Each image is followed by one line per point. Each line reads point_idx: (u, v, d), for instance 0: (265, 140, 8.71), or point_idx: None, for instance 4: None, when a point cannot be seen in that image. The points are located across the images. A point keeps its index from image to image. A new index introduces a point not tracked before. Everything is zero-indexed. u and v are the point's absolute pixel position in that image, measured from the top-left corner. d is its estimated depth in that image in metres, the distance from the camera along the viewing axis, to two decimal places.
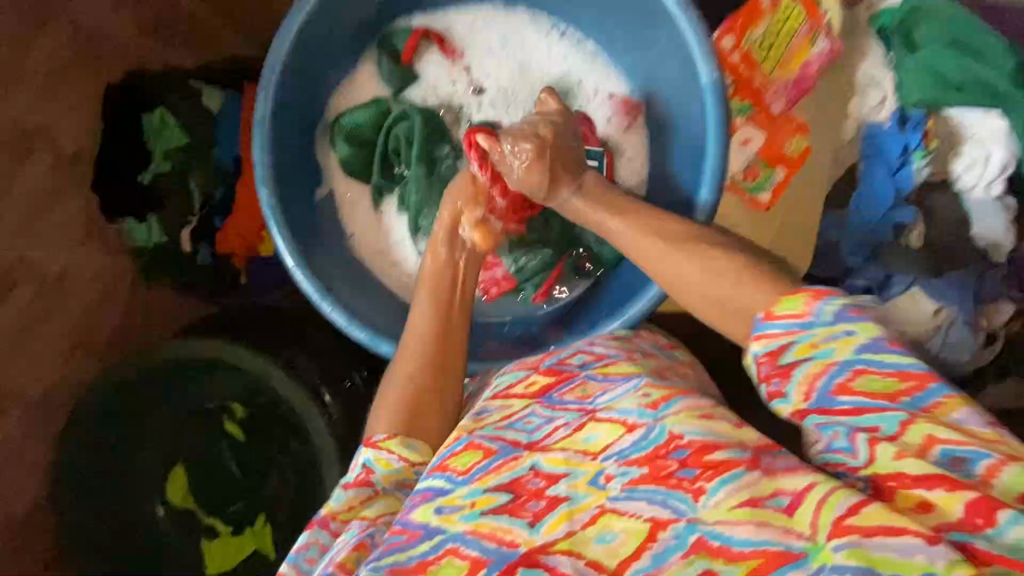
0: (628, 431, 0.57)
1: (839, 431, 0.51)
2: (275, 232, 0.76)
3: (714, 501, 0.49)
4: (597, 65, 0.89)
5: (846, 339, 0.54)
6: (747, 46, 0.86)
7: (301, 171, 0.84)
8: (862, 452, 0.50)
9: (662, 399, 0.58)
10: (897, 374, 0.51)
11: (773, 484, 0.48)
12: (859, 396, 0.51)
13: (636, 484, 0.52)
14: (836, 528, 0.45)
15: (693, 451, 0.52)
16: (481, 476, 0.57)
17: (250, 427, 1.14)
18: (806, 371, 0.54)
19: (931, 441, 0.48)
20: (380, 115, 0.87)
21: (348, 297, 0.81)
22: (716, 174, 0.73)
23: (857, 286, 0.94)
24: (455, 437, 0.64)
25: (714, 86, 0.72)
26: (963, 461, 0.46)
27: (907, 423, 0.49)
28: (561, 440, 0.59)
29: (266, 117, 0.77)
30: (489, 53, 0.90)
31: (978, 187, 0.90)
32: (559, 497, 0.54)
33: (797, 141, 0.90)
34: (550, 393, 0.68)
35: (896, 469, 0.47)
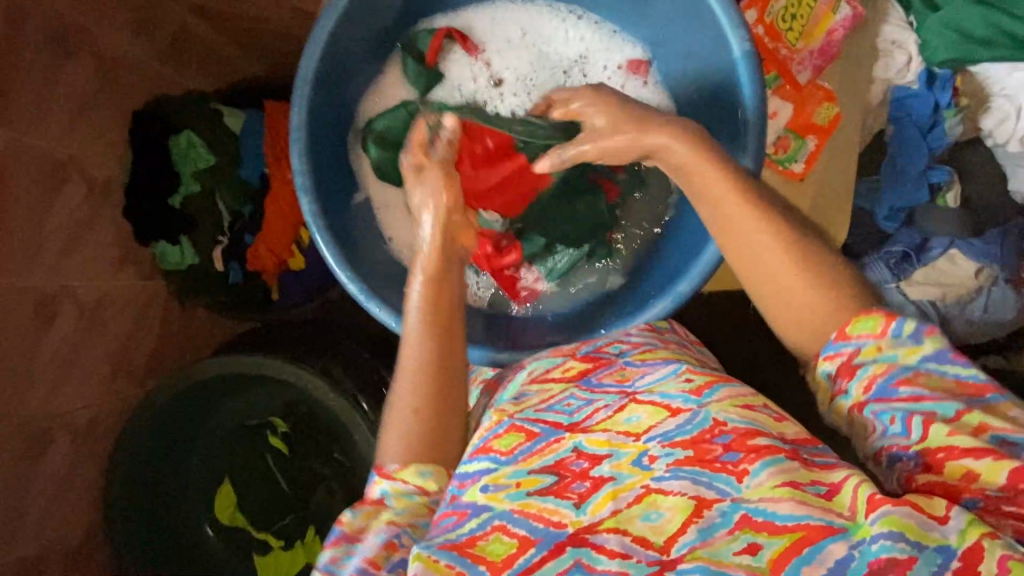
0: (672, 415, 0.54)
1: (896, 416, 0.50)
2: (319, 237, 0.77)
3: (757, 480, 0.47)
4: (616, 45, 0.89)
5: (913, 347, 0.52)
6: (771, 19, 0.86)
7: (337, 179, 0.84)
8: (916, 432, 0.48)
9: (705, 385, 0.56)
10: (957, 382, 0.50)
11: (811, 474, 0.47)
12: (920, 388, 0.50)
13: (680, 464, 0.50)
14: (869, 504, 0.43)
15: (737, 436, 0.50)
16: (526, 458, 0.54)
17: (295, 441, 1.16)
18: (870, 371, 0.52)
19: (986, 426, 0.47)
20: (409, 116, 0.87)
21: (393, 296, 0.81)
22: (757, 146, 0.72)
23: (895, 251, 0.95)
24: (494, 419, 0.60)
25: (748, 57, 0.72)
26: (1013, 444, 0.46)
27: (964, 409, 0.48)
28: (602, 421, 0.56)
29: (301, 125, 0.77)
30: (510, 46, 0.89)
31: (1012, 141, 0.91)
32: (604, 478, 0.51)
33: (826, 109, 0.88)
34: (588, 376, 0.64)
35: (948, 442, 0.47)
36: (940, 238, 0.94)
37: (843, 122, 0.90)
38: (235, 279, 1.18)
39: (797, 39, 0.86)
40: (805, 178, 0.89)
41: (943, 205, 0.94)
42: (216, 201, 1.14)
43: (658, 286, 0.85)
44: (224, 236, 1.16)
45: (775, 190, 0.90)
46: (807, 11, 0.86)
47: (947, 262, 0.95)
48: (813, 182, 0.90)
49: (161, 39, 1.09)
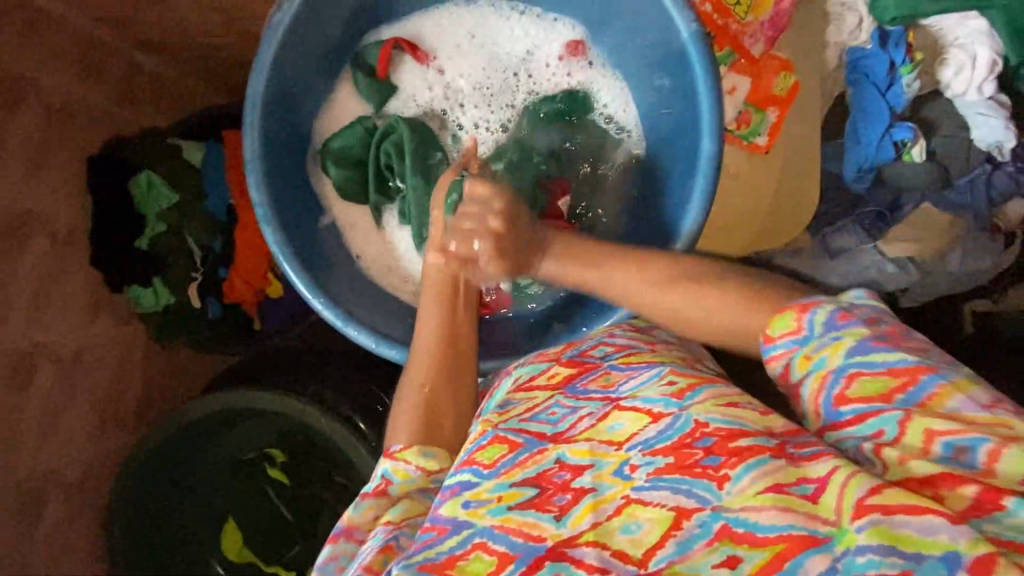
0: (653, 420, 0.53)
1: (850, 445, 0.48)
2: (286, 266, 0.75)
3: (739, 487, 0.46)
4: (566, 37, 0.86)
5: (835, 344, 0.50)
6: None
7: (299, 205, 0.82)
8: (874, 462, 0.46)
9: (687, 387, 0.55)
10: (889, 372, 0.47)
11: (798, 471, 0.46)
12: (857, 404, 0.48)
13: (659, 474, 0.49)
14: (857, 510, 0.42)
15: (719, 438, 0.49)
16: (507, 470, 0.53)
17: (294, 469, 1.15)
18: (810, 388, 0.51)
19: (931, 437, 0.44)
20: (366, 133, 0.85)
21: (370, 317, 0.80)
22: (715, 122, 0.71)
23: (868, 213, 0.96)
24: (478, 430, 0.59)
25: (695, 36, 0.71)
26: (966, 451, 0.43)
27: (905, 420, 0.46)
28: (585, 431, 0.55)
29: (256, 155, 0.75)
30: (460, 51, 0.87)
31: (971, 90, 0.90)
32: (585, 489, 0.50)
33: (783, 79, 0.87)
34: (573, 384, 0.63)
35: (905, 473, 0.44)
36: (911, 195, 0.95)
37: (801, 90, 0.88)
38: (214, 314, 1.16)
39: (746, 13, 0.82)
40: (770, 151, 0.89)
41: (909, 160, 0.92)
42: (185, 237, 1.13)
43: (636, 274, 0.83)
44: (198, 272, 1.14)
45: (740, 165, 0.89)
46: None
47: (920, 216, 0.96)
48: (776, 155, 0.89)
49: (110, 78, 1.07)
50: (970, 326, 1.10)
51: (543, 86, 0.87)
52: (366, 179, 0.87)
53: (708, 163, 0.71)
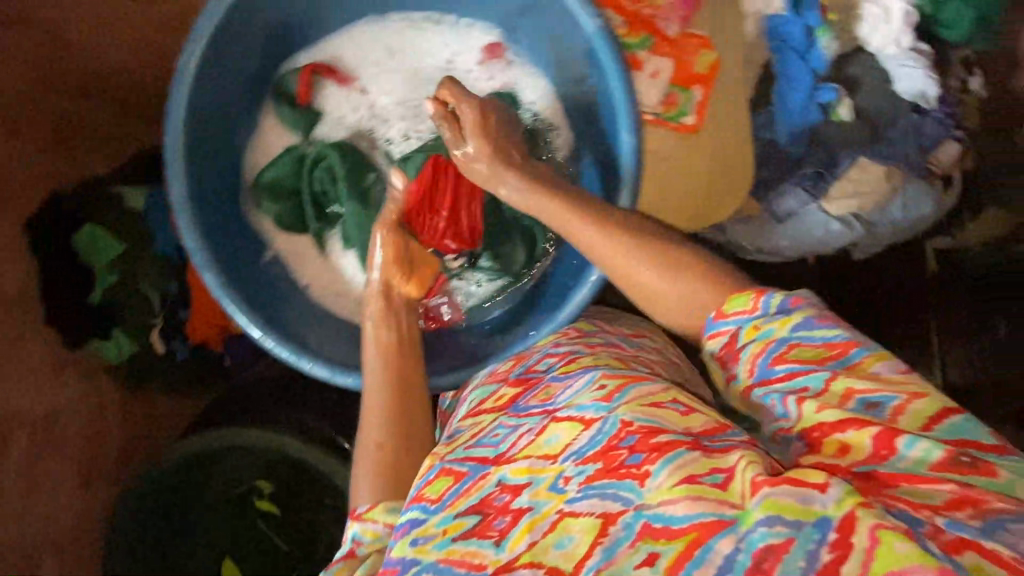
0: (585, 427, 0.54)
1: (776, 398, 0.53)
2: (234, 309, 0.75)
3: (657, 482, 0.47)
4: (483, 41, 0.86)
5: (784, 318, 0.55)
6: None
7: (239, 244, 0.82)
8: (793, 412, 0.52)
9: (616, 389, 0.57)
10: (825, 344, 0.53)
11: (710, 462, 0.48)
12: (792, 365, 0.53)
13: (591, 481, 0.50)
14: (753, 487, 0.45)
15: (641, 436, 0.51)
16: (453, 501, 0.54)
17: (282, 499, 1.15)
18: (750, 352, 0.55)
19: (851, 393, 0.50)
20: (296, 163, 0.84)
21: (325, 347, 0.80)
22: (630, 118, 0.72)
23: (807, 174, 0.98)
24: (427, 464, 0.60)
25: (602, 32, 0.71)
26: (876, 405, 0.50)
27: (830, 378, 0.51)
28: (523, 448, 0.56)
29: (185, 203, 0.74)
30: (379, 67, 0.86)
31: (888, 44, 0.92)
32: (522, 509, 0.51)
33: (704, 57, 0.88)
34: (516, 403, 0.66)
35: (819, 420, 0.50)
36: (847, 152, 0.96)
37: (724, 65, 0.89)
38: (183, 358, 1.17)
39: None
40: (699, 130, 0.89)
41: (838, 120, 0.94)
42: (139, 284, 1.12)
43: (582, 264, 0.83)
44: (157, 317, 1.14)
45: (666, 146, 0.90)
46: None
47: (858, 171, 0.97)
48: (705, 130, 0.90)
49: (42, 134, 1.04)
50: (935, 263, 1.16)
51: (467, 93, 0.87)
52: (304, 208, 0.86)
53: (631, 158, 0.73)
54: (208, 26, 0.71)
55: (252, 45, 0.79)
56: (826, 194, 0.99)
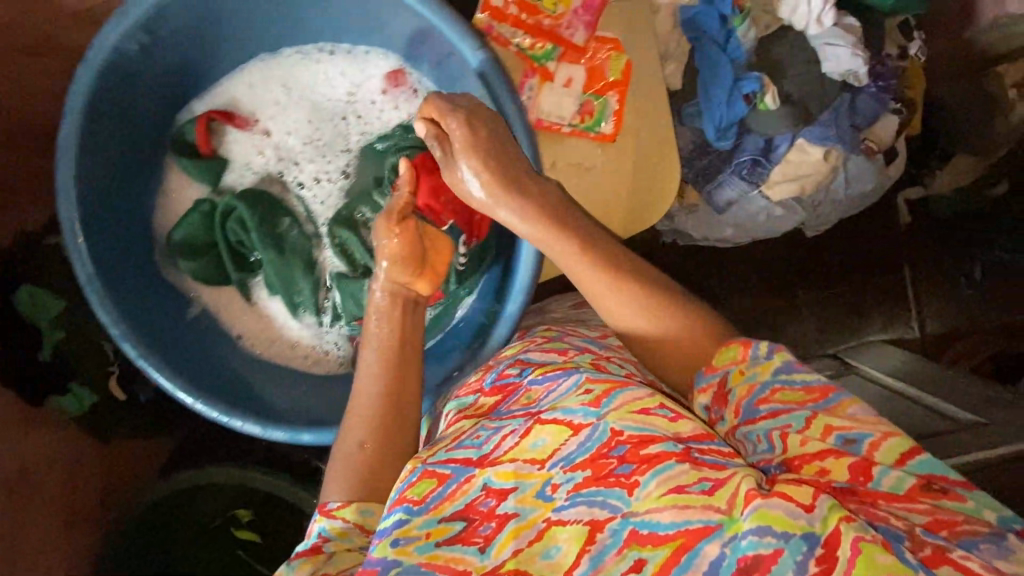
0: (574, 432, 0.52)
1: (759, 434, 0.52)
2: (158, 376, 0.73)
3: (646, 491, 0.47)
4: (382, 68, 0.82)
5: (764, 362, 0.55)
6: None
7: (158, 306, 0.80)
8: (776, 447, 0.51)
9: (603, 393, 0.54)
10: (805, 388, 0.53)
11: (698, 473, 0.47)
12: (775, 404, 0.53)
13: (578, 489, 0.49)
14: (745, 499, 0.44)
15: (632, 445, 0.50)
16: (437, 505, 0.52)
17: (260, 525, 1.19)
18: (736, 394, 0.55)
19: (830, 430, 0.50)
20: (206, 216, 0.83)
21: (258, 402, 0.80)
22: (531, 151, 0.70)
23: (744, 161, 0.95)
24: (408, 466, 0.55)
25: (486, 64, 0.69)
26: (854, 441, 0.49)
27: (810, 418, 0.51)
28: (509, 450, 0.53)
29: (92, 276, 0.71)
30: (279, 107, 0.83)
31: (811, 23, 0.86)
32: (508, 515, 0.50)
33: (615, 61, 0.84)
34: (497, 409, 0.63)
35: (801, 452, 0.50)
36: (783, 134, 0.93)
37: (637, 66, 0.85)
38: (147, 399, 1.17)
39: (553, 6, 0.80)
40: (617, 138, 0.85)
41: (765, 109, 0.90)
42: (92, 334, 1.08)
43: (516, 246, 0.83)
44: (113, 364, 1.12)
45: (592, 156, 0.86)
46: None
47: (797, 152, 0.94)
48: (624, 136, 0.86)
49: None
50: (907, 216, 1.26)
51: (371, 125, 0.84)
52: (222, 260, 0.84)
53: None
54: (78, 98, 0.67)
55: (139, 101, 0.75)
56: (765, 180, 0.97)
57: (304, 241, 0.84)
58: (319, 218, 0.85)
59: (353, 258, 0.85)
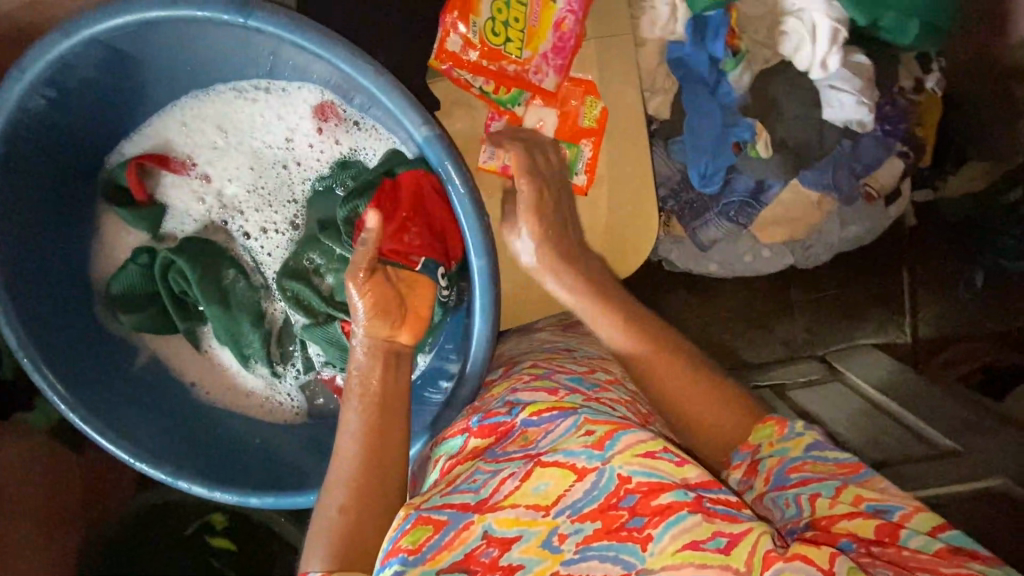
0: (579, 478, 0.50)
1: (788, 498, 0.51)
2: (100, 439, 0.71)
3: (659, 546, 0.46)
4: (325, 108, 0.73)
5: (797, 439, 0.55)
6: (478, 36, 0.68)
7: (98, 360, 0.76)
8: (804, 510, 0.50)
9: (606, 435, 0.52)
10: (838, 464, 0.53)
11: (712, 527, 0.46)
12: (806, 474, 0.52)
13: (588, 542, 0.47)
14: (766, 561, 0.45)
15: (642, 495, 0.48)
16: (433, 556, 0.48)
17: (238, 532, 1.12)
18: (766, 463, 0.54)
19: (860, 499, 0.49)
20: (145, 268, 0.78)
21: (207, 459, 0.77)
22: (478, 236, 0.63)
23: (733, 202, 0.85)
24: (400, 513, 0.51)
25: (433, 139, 0.60)
26: (885, 511, 0.48)
27: (840, 487, 0.50)
28: (510, 495, 0.50)
29: (21, 339, 0.68)
30: (217, 151, 0.76)
31: (814, 67, 0.77)
32: (513, 567, 0.47)
33: (591, 106, 0.74)
34: (493, 447, 0.58)
35: (830, 513, 0.49)
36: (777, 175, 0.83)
37: (615, 108, 0.75)
38: None
39: (520, 49, 0.70)
40: (589, 191, 0.77)
41: (755, 157, 0.81)
42: None
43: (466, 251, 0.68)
44: None
45: None
46: (521, 10, 0.70)
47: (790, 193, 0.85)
48: (599, 188, 0.77)
49: None
50: (913, 218, 1.08)
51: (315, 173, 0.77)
52: (166, 310, 0.80)
53: (484, 277, 0.65)
54: None
55: (59, 149, 0.69)
56: (755, 219, 0.88)
57: (252, 295, 0.81)
58: (267, 269, 0.81)
59: (310, 307, 0.79)
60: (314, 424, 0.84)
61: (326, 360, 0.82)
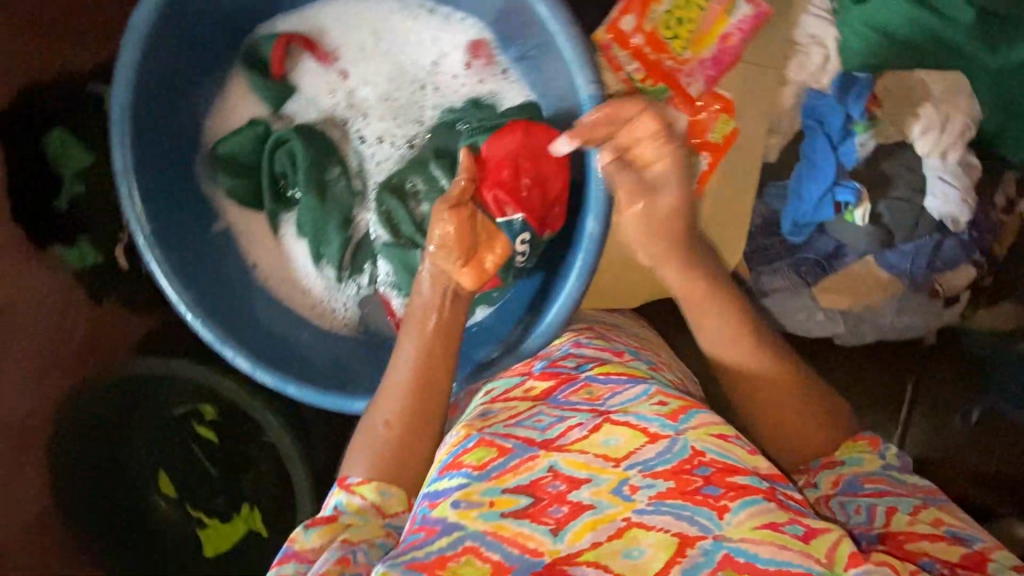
0: (650, 440, 0.55)
1: (859, 504, 0.55)
2: (165, 285, 0.72)
3: (736, 519, 0.49)
4: (483, 45, 0.77)
5: (878, 459, 0.60)
6: (650, 26, 0.77)
7: (186, 211, 0.78)
8: (877, 519, 0.54)
9: (680, 409, 0.58)
10: (918, 487, 0.57)
11: (789, 513, 0.50)
12: (882, 486, 0.56)
13: (662, 498, 0.51)
14: (851, 558, 0.47)
15: (716, 470, 0.52)
16: (500, 476, 0.54)
17: (223, 427, 1.07)
18: (841, 469, 0.59)
19: (940, 522, 0.53)
20: (257, 139, 0.80)
21: (255, 336, 0.78)
22: (601, 206, 0.68)
23: (806, 260, 0.88)
24: (461, 436, 0.60)
25: (594, 99, 0.65)
26: (964, 538, 0.51)
27: (920, 508, 0.54)
28: (578, 442, 0.56)
29: (128, 167, 0.70)
30: (365, 53, 0.78)
31: (933, 154, 0.80)
32: (583, 505, 0.52)
33: (722, 124, 0.80)
34: (555, 395, 0.64)
35: (908, 527, 0.52)
36: (854, 247, 0.87)
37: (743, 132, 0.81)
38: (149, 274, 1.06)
39: (682, 48, 0.78)
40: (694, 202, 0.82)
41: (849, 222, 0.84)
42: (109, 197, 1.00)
43: (578, 225, 0.74)
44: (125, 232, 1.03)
45: None
46: (697, 14, 0.78)
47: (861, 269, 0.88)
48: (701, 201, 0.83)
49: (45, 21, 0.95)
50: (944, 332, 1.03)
51: (449, 102, 0.79)
52: (261, 186, 0.82)
53: (590, 246, 0.68)
54: None
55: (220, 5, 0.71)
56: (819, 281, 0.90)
57: (349, 197, 0.82)
58: (369, 176, 0.83)
59: (398, 228, 0.81)
60: (362, 340, 0.84)
61: (391, 282, 0.84)
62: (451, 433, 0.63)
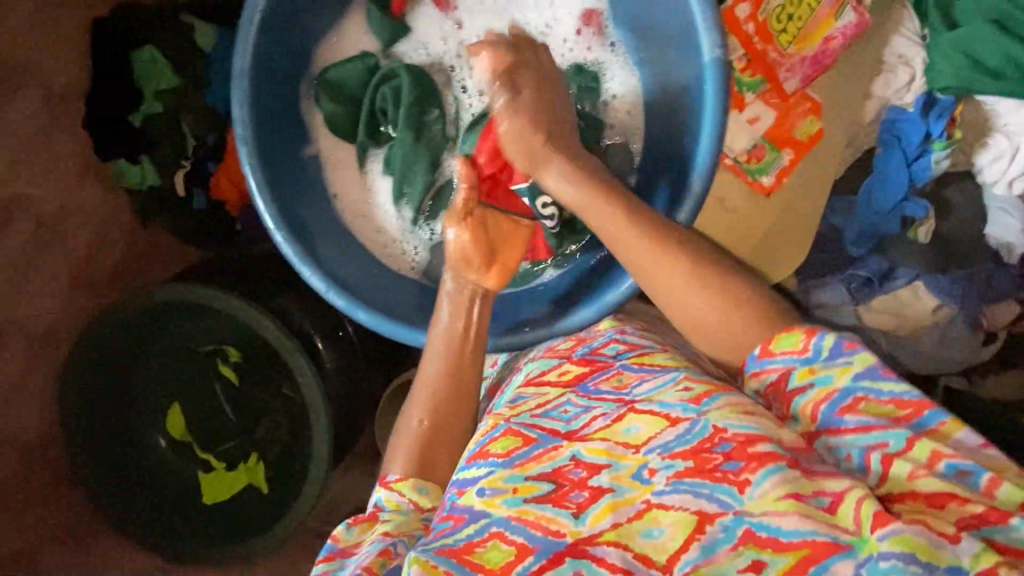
0: (671, 425, 0.52)
1: (849, 452, 0.48)
2: (256, 193, 0.73)
3: (760, 491, 0.45)
4: (596, 15, 0.82)
5: (844, 366, 0.51)
6: (763, 17, 0.79)
7: (285, 129, 0.80)
8: (873, 470, 0.47)
9: (704, 393, 0.54)
10: (894, 400, 0.49)
11: (814, 484, 0.45)
12: (865, 416, 0.49)
13: (681, 476, 0.48)
14: (878, 518, 0.42)
15: (737, 444, 0.48)
16: (522, 463, 0.53)
17: (245, 372, 1.02)
18: (812, 396, 0.51)
19: (937, 456, 0.45)
20: (366, 71, 0.83)
21: (333, 259, 0.78)
22: (708, 166, 0.68)
23: (858, 276, 0.91)
24: (489, 425, 0.61)
25: (716, 65, 0.66)
26: (970, 474, 0.44)
27: (912, 439, 0.46)
28: (600, 430, 0.55)
29: (245, 71, 0.72)
30: (483, 6, 0.83)
31: (1000, 182, 0.86)
32: (601, 489, 0.50)
33: (809, 123, 0.84)
34: (584, 383, 0.63)
35: (911, 486, 0.45)
36: (906, 269, 0.90)
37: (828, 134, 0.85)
38: (199, 206, 1.05)
39: (789, 44, 0.81)
40: (772, 193, 0.86)
41: (914, 239, 0.89)
42: (180, 122, 1.01)
43: (669, 190, 0.74)
44: (187, 161, 1.03)
45: (739, 199, 0.86)
46: (807, 12, 0.80)
47: (910, 293, 0.91)
48: (779, 196, 0.87)
49: None
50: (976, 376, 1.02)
51: (553, 62, 0.84)
52: (357, 118, 0.84)
53: (691, 205, 0.68)
54: None
55: None
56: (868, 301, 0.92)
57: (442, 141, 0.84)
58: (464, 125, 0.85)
59: None
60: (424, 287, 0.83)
61: None
62: (482, 422, 0.64)
